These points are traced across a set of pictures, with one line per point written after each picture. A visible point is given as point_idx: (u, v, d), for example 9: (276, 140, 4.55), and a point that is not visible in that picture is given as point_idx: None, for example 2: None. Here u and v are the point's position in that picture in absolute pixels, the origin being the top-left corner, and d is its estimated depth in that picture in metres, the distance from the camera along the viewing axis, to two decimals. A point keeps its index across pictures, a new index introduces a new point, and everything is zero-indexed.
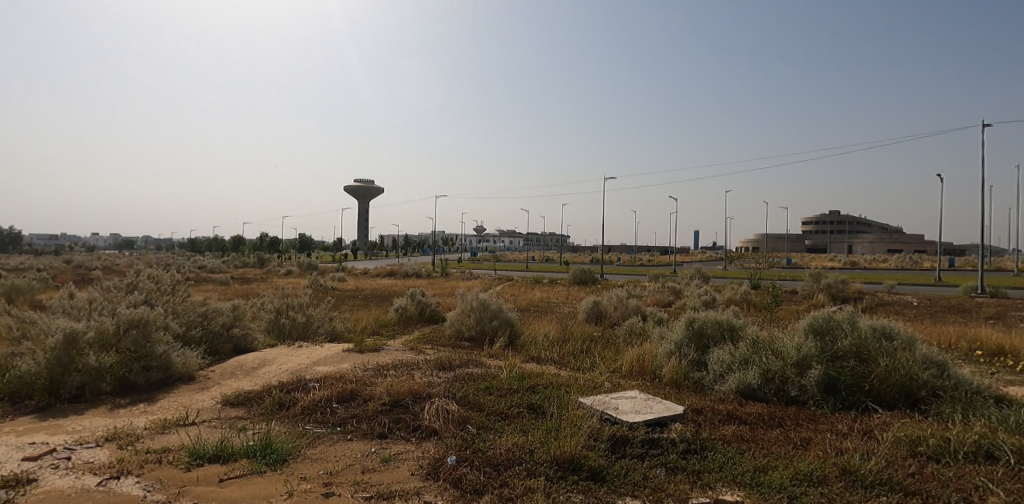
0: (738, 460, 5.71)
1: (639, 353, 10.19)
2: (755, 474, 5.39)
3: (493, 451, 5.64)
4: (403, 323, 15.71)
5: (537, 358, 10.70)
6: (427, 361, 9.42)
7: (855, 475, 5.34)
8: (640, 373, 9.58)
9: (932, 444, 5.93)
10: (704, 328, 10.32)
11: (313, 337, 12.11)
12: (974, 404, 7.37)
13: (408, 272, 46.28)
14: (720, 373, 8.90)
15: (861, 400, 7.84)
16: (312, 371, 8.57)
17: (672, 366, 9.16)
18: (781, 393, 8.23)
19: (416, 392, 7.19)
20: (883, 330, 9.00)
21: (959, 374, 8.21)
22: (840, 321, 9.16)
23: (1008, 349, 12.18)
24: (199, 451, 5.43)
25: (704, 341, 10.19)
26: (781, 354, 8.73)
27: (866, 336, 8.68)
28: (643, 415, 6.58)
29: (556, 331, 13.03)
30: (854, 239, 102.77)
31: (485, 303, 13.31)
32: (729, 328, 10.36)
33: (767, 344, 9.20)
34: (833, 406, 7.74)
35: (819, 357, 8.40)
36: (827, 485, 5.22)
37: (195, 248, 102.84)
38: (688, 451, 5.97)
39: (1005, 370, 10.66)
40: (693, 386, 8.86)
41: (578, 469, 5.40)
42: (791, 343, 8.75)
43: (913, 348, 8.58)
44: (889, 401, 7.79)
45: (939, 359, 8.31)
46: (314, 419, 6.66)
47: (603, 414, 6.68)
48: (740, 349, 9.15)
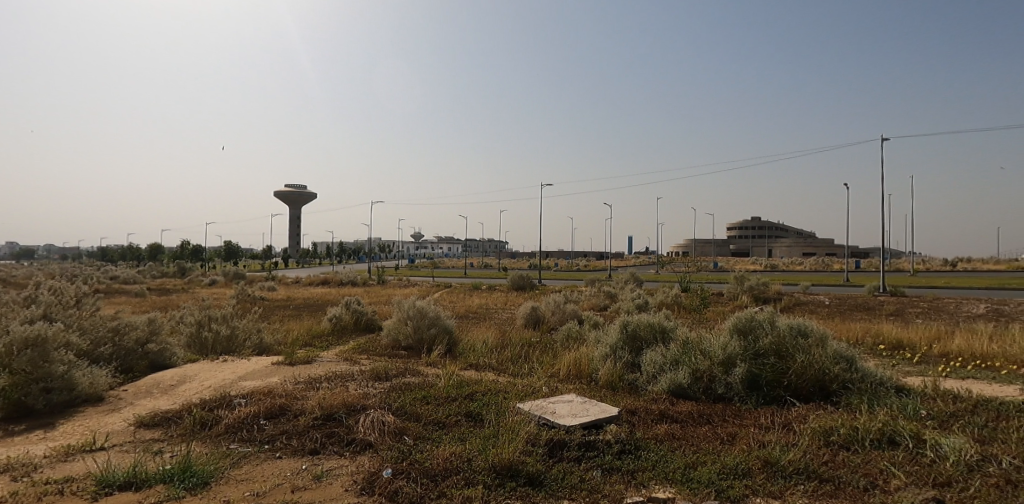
0: (670, 458, 5.90)
1: (576, 356, 10.36)
2: (686, 471, 5.58)
3: (431, 462, 5.55)
4: (337, 333, 15.19)
5: (476, 364, 10.67)
6: (363, 371, 9.17)
7: (776, 466, 5.63)
8: (577, 377, 9.75)
9: (842, 433, 6.36)
10: (637, 331, 10.61)
11: (239, 351, 11.50)
12: (878, 394, 7.97)
13: (342, 281, 44.98)
14: (653, 373, 9.17)
15: (780, 395, 8.29)
16: (237, 387, 8.16)
17: (607, 369, 9.35)
18: (709, 390, 8.58)
19: (350, 404, 6.99)
20: (799, 328, 9.59)
21: (866, 367, 8.88)
22: (761, 320, 9.70)
23: (907, 343, 13.29)
24: (108, 478, 5.04)
25: (637, 344, 10.48)
26: (708, 354, 9.11)
27: (784, 334, 9.22)
28: (579, 418, 6.69)
29: (494, 336, 13.01)
30: (774, 244, 109.10)
31: (423, 310, 13.11)
32: (661, 330, 10.73)
33: (695, 344, 9.60)
34: (756, 401, 8.17)
35: (743, 355, 8.84)
36: (751, 476, 5.49)
37: (106, 257, 95.62)
38: (623, 451, 6.11)
39: (905, 362, 11.59)
40: (628, 388, 9.08)
41: (516, 476, 5.42)
42: (718, 343, 9.17)
43: (826, 344, 9.19)
44: (804, 394, 8.30)
45: (847, 354, 8.96)
46: (239, 437, 6.33)
47: (540, 419, 6.72)
48: (671, 350, 9.49)
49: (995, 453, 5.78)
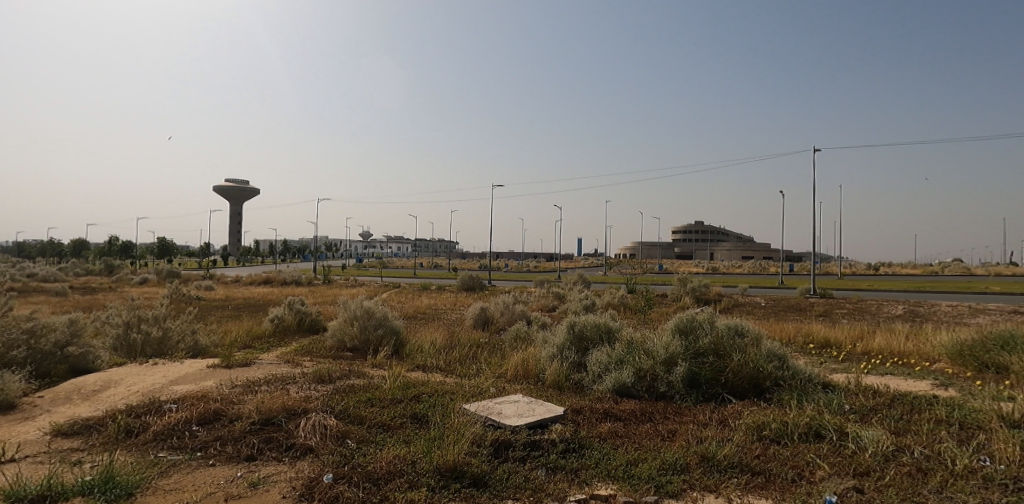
0: (612, 456, 6.01)
1: (523, 356, 10.42)
2: (627, 468, 5.71)
3: (374, 465, 5.45)
4: (279, 334, 14.70)
5: (423, 365, 10.56)
6: (305, 374, 8.92)
7: (711, 461, 5.84)
8: (524, 377, 9.80)
9: (773, 427, 6.67)
10: (584, 331, 10.78)
11: (172, 354, 10.95)
12: (807, 390, 8.40)
13: (285, 280, 43.57)
14: (599, 373, 9.33)
15: (718, 392, 8.60)
16: (167, 392, 7.77)
17: (554, 369, 9.45)
18: (652, 389, 8.81)
19: (290, 407, 6.77)
20: (735, 328, 10.00)
21: (796, 365, 9.34)
22: (701, 321, 10.05)
23: (833, 342, 14.08)
24: (18, 493, 4.69)
25: (584, 344, 10.65)
26: (651, 354, 9.37)
27: (722, 334, 9.58)
28: (524, 418, 6.72)
29: (442, 337, 12.92)
30: (715, 247, 113.18)
31: (370, 311, 12.84)
32: (606, 330, 10.94)
33: (639, 344, 9.83)
34: (695, 399, 8.44)
35: (684, 354, 9.13)
36: (688, 471, 5.67)
37: (24, 253, 89.02)
38: (567, 450, 6.19)
39: (831, 360, 12.27)
40: (574, 387, 9.20)
41: (461, 477, 5.39)
42: (660, 342, 9.43)
43: (760, 343, 9.62)
44: (740, 391, 8.65)
45: (780, 353, 9.40)
46: (169, 445, 6.03)
47: (486, 420, 6.72)
48: (616, 350, 9.69)
49: (909, 443, 6.20)
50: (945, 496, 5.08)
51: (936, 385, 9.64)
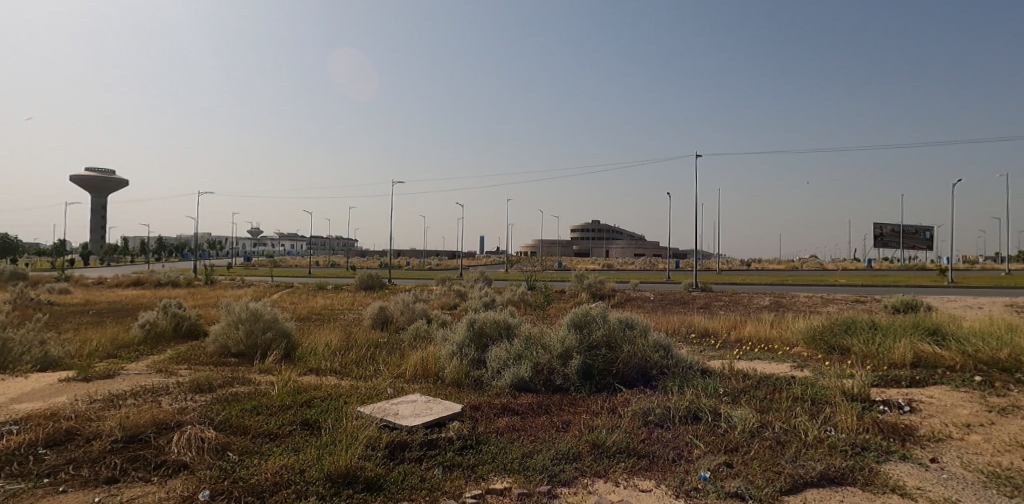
0: (509, 449, 6.10)
1: (422, 355, 10.26)
2: (523, 460, 5.81)
3: (257, 477, 5.13)
4: (152, 341, 13.39)
5: (316, 369, 10.08)
6: (180, 383, 8.19)
7: (602, 447, 6.10)
8: (423, 376, 9.65)
9: (658, 413, 7.10)
10: (483, 328, 10.83)
11: (15, 368, 9.59)
12: (688, 377, 9.02)
13: (160, 281, 39.72)
14: (498, 369, 9.41)
15: (610, 382, 9.00)
16: (8, 411, 6.80)
17: (453, 367, 9.40)
18: (548, 382, 9.03)
19: (160, 421, 6.19)
20: (626, 321, 10.52)
21: (679, 354, 10.00)
22: (595, 315, 10.46)
23: (712, 331, 15.27)
24: None
25: (483, 341, 10.69)
26: (548, 348, 9.60)
27: (614, 327, 10.04)
28: (421, 418, 6.62)
29: (337, 338, 12.42)
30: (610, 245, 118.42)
31: (257, 313, 12.01)
32: (505, 327, 11.06)
33: (537, 340, 10.05)
34: (589, 390, 8.77)
35: (578, 348, 9.45)
36: (580, 459, 5.88)
37: None
38: (464, 447, 6.19)
39: (710, 348, 13.30)
40: (473, 384, 9.21)
41: (353, 482, 5.21)
42: (556, 337, 9.69)
43: (648, 335, 10.20)
44: (630, 381, 9.12)
45: (665, 343, 10.02)
46: (8, 473, 5.28)
47: (381, 421, 6.55)
48: (514, 345, 9.83)
49: (771, 419, 6.87)
50: (798, 464, 5.68)
51: (796, 366, 10.77)
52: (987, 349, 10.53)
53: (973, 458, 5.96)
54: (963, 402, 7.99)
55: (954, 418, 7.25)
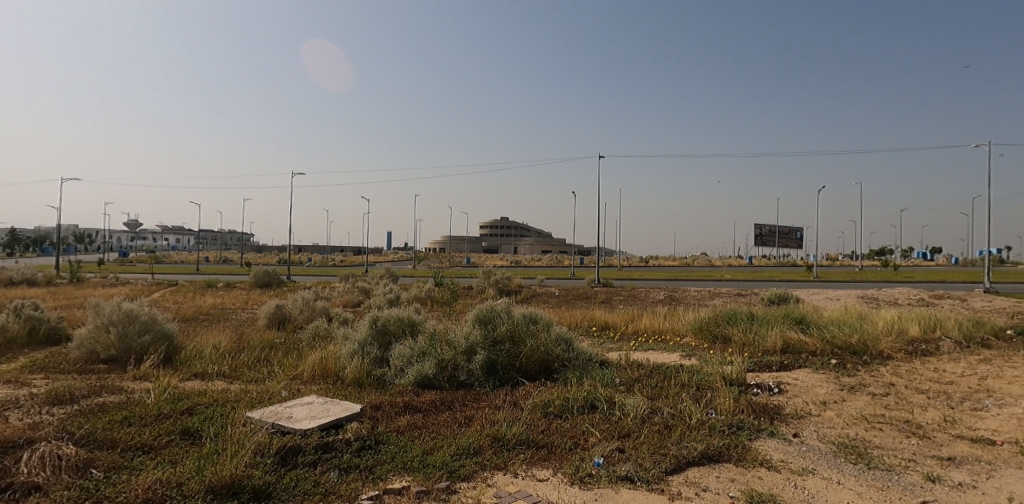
0: (410, 447, 6.03)
1: (321, 355, 9.86)
2: (423, 457, 5.77)
3: (126, 495, 4.70)
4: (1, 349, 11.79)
5: (201, 373, 9.38)
6: (36, 395, 7.30)
7: (502, 440, 6.20)
8: (321, 377, 9.28)
9: (557, 404, 7.33)
10: (387, 326, 10.60)
11: None
12: (587, 368, 9.38)
13: (14, 279, 35.06)
14: (401, 367, 9.25)
15: (513, 376, 9.16)
16: None
17: (354, 366, 9.12)
18: (452, 378, 9.02)
19: (7, 440, 5.48)
20: (529, 316, 10.75)
21: (579, 346, 10.37)
22: (499, 310, 10.59)
23: (611, 325, 15.99)
24: None
25: (387, 339, 10.47)
26: (453, 344, 9.59)
27: (518, 322, 10.23)
28: (317, 420, 6.37)
29: (227, 339, 11.62)
30: (517, 242, 120.31)
31: (132, 314, 10.96)
32: (410, 324, 10.91)
33: (441, 336, 10.00)
34: (493, 384, 8.86)
35: (483, 343, 9.53)
36: (481, 453, 5.93)
37: None
38: (362, 448, 6.04)
39: (609, 341, 13.92)
40: (375, 383, 8.99)
41: (239, 492, 4.92)
42: (461, 333, 9.70)
43: (550, 329, 10.49)
44: (532, 374, 9.33)
45: (566, 336, 10.35)
46: None
47: (273, 426, 6.23)
48: (419, 342, 9.71)
49: (660, 406, 7.32)
50: (682, 445, 6.10)
51: (685, 356, 11.52)
52: (843, 335, 11.87)
53: (828, 431, 6.71)
54: (822, 382, 8.97)
55: (814, 397, 8.12)
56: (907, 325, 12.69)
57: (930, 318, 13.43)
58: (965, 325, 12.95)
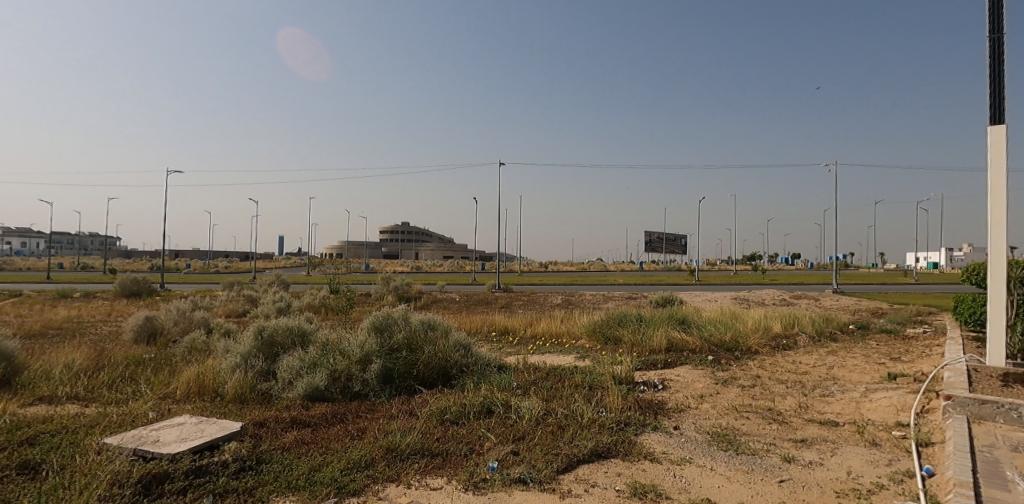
0: (295, 465, 5.72)
1: (197, 370, 9.08)
2: (310, 475, 5.50)
3: None
4: None
5: (50, 397, 8.30)
6: None
7: (396, 451, 6.06)
8: (198, 395, 8.55)
9: (453, 411, 7.29)
10: (274, 336, 9.99)
11: None
12: (485, 373, 9.43)
13: None
14: (289, 380, 8.74)
15: (410, 384, 8.99)
16: None
17: (236, 381, 8.49)
18: (346, 389, 8.67)
19: None
20: (427, 323, 10.63)
21: (477, 351, 10.41)
22: (396, 317, 10.36)
23: (510, 329, 16.22)
24: None
25: (274, 350, 9.86)
26: (346, 354, 9.24)
27: (415, 329, 10.07)
28: (189, 442, 5.86)
29: (82, 356, 10.36)
30: (417, 247, 118.75)
31: None
32: (299, 333, 10.36)
33: (334, 346, 9.60)
34: (389, 393, 8.64)
35: (378, 351, 9.26)
36: (373, 466, 5.76)
37: None
38: (242, 469, 5.63)
39: (508, 345, 14.11)
40: (260, 398, 8.43)
41: None
42: (355, 342, 9.37)
43: (449, 335, 10.44)
44: (429, 381, 9.22)
45: (465, 342, 10.35)
46: None
47: (135, 452, 5.64)
48: (309, 353, 9.24)
49: (554, 407, 7.52)
50: (573, 444, 6.30)
51: (578, 357, 11.94)
52: (718, 333, 12.89)
53: (704, 422, 7.25)
54: (700, 377, 9.68)
55: (693, 391, 8.74)
56: (771, 323, 14.04)
57: (790, 316, 14.96)
58: (818, 321, 14.58)
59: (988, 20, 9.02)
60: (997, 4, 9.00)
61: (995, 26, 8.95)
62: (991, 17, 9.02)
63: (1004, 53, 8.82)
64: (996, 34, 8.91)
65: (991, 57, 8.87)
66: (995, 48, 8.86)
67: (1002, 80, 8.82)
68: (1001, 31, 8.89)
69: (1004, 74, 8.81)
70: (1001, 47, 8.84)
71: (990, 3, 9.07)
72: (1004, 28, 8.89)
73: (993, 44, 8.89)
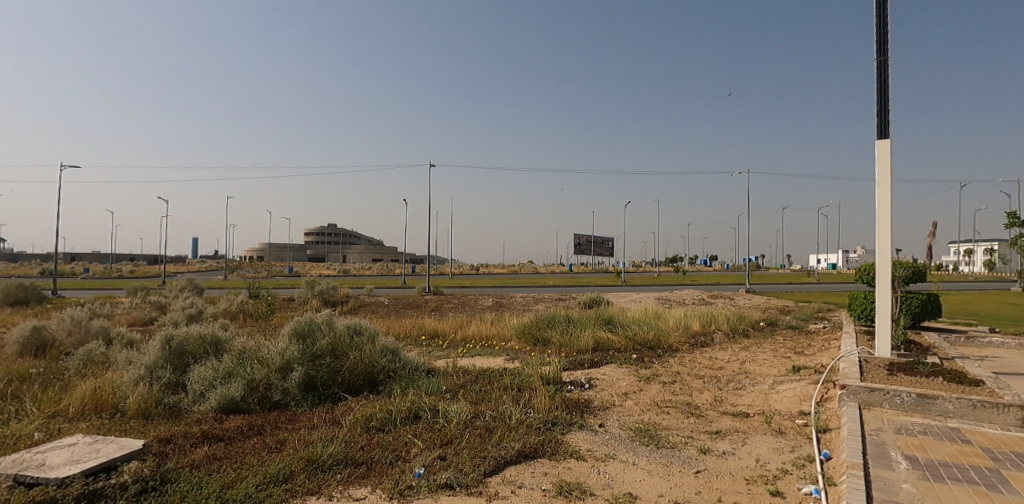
0: (205, 483, 5.39)
1: (95, 385, 8.36)
2: (221, 493, 5.20)
3: None
4: None
5: None
6: None
7: (317, 462, 5.85)
8: (95, 412, 7.88)
9: (379, 418, 7.13)
10: (184, 346, 9.38)
11: None
12: (414, 378, 9.29)
13: None
14: (200, 392, 8.23)
15: (335, 392, 8.70)
16: None
17: (139, 395, 7.90)
18: (264, 400, 8.27)
19: None
20: (353, 328, 10.34)
21: (406, 356, 10.24)
22: (320, 323, 10.01)
23: (440, 332, 16.09)
24: None
25: (184, 360, 9.26)
26: (265, 362, 8.81)
27: (339, 335, 9.77)
28: (82, 464, 5.38)
29: None
30: (344, 250, 115.37)
31: None
32: (213, 342, 9.78)
33: (252, 354, 9.14)
34: (311, 402, 8.32)
35: (300, 359, 8.90)
36: (291, 480, 5.52)
37: None
38: (144, 491, 5.25)
39: (437, 349, 13.97)
40: (167, 413, 7.88)
41: None
42: (275, 349, 8.96)
43: (376, 340, 10.20)
44: (355, 388, 8.96)
45: (393, 347, 10.15)
46: None
47: (17, 478, 5.12)
48: (223, 362, 8.74)
49: (483, 409, 7.53)
50: (501, 446, 6.33)
51: (508, 359, 12.01)
52: (642, 332, 13.36)
53: (627, 419, 7.49)
54: (624, 375, 9.99)
55: (617, 389, 9.01)
56: (691, 322, 14.72)
57: (708, 314, 15.74)
58: (733, 319, 15.43)
59: (876, 43, 9.90)
60: (884, 30, 9.90)
61: (881, 49, 9.83)
62: (878, 41, 9.91)
63: (889, 74, 9.71)
64: (882, 57, 9.79)
65: (879, 78, 9.75)
66: (882, 70, 9.74)
67: (888, 98, 9.71)
68: (887, 54, 9.78)
69: (889, 93, 9.70)
70: (887, 69, 9.73)
71: (877, 29, 9.96)
72: (889, 51, 9.79)
73: (880, 65, 9.78)
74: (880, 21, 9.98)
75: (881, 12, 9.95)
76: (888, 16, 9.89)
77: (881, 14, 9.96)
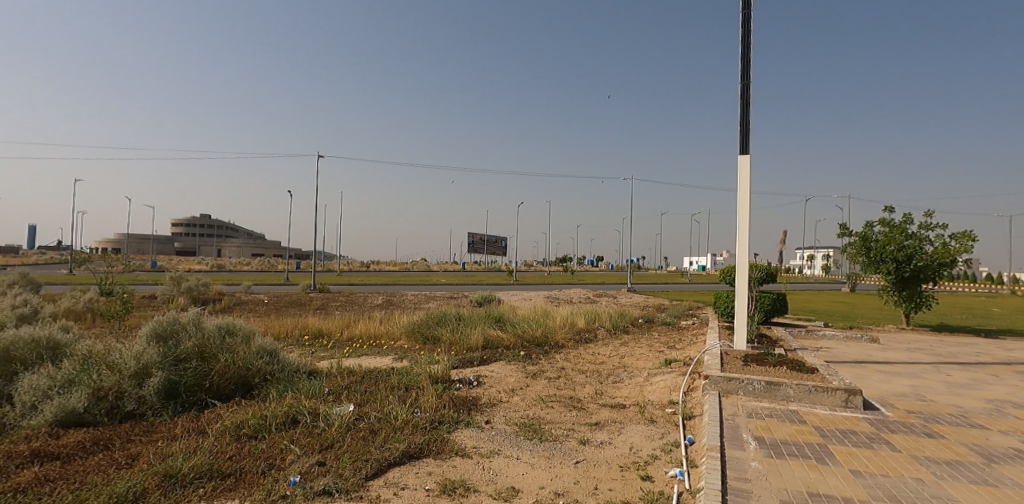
0: None
1: None
2: None
3: None
4: None
5: None
6: None
7: (175, 477, 5.35)
8: None
9: (251, 425, 6.66)
10: (12, 352, 8.15)
11: None
12: (292, 381, 8.79)
13: None
14: (31, 405, 7.19)
15: (201, 398, 8.00)
16: None
17: None
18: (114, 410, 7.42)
19: None
20: (224, 329, 9.57)
21: (284, 358, 9.66)
22: (184, 324, 9.15)
23: (324, 331, 15.39)
24: None
25: (11, 369, 8.05)
26: (115, 368, 7.89)
27: (207, 337, 9.00)
28: None
29: None
30: (219, 244, 106.85)
31: None
32: (50, 347, 8.59)
33: (100, 359, 8.15)
34: (172, 411, 7.57)
35: (160, 363, 8.07)
36: (144, 499, 5.00)
37: None
38: None
39: (320, 349, 13.36)
40: None
41: None
42: (129, 353, 8.05)
43: (250, 342, 9.53)
44: (225, 394, 8.29)
45: (270, 348, 9.54)
46: None
47: None
48: (63, 370, 7.71)
49: (367, 411, 7.30)
50: (385, 447, 6.18)
51: (396, 358, 11.76)
52: (530, 330, 13.67)
53: (513, 415, 7.63)
54: (511, 372, 10.17)
55: (504, 386, 9.16)
56: (576, 319, 15.31)
57: (592, 312, 16.47)
58: (614, 316, 16.28)
59: (740, 66, 10.90)
60: (747, 54, 10.93)
61: (745, 72, 10.83)
62: (742, 65, 10.92)
63: (750, 95, 10.74)
64: (745, 79, 10.80)
65: (742, 98, 10.73)
66: (744, 91, 10.74)
67: (749, 117, 10.72)
68: (749, 77, 10.80)
69: (750, 112, 10.72)
70: (748, 90, 10.75)
71: (742, 53, 10.97)
72: (751, 74, 10.82)
73: (743, 86, 10.77)
74: (743, 47, 11.00)
75: (745, 39, 10.97)
76: (750, 42, 10.92)
77: (745, 40, 10.98)
